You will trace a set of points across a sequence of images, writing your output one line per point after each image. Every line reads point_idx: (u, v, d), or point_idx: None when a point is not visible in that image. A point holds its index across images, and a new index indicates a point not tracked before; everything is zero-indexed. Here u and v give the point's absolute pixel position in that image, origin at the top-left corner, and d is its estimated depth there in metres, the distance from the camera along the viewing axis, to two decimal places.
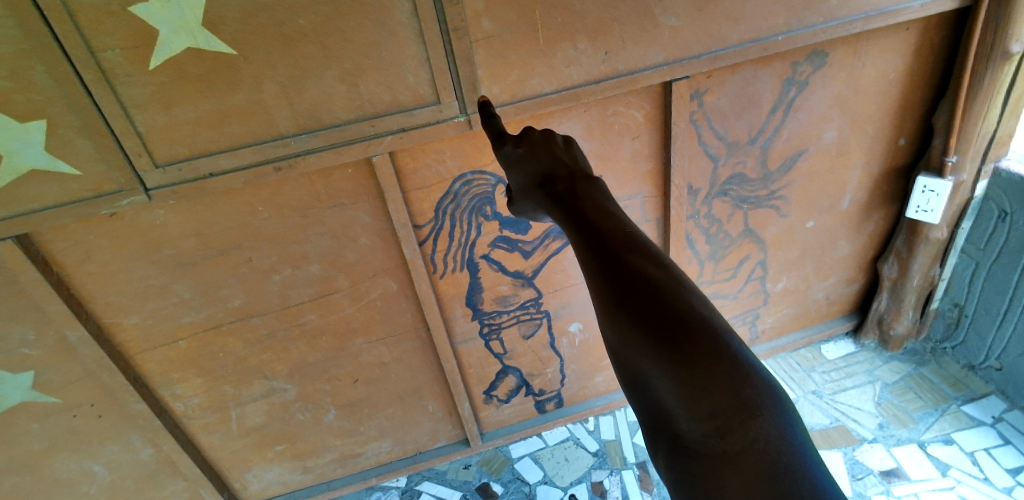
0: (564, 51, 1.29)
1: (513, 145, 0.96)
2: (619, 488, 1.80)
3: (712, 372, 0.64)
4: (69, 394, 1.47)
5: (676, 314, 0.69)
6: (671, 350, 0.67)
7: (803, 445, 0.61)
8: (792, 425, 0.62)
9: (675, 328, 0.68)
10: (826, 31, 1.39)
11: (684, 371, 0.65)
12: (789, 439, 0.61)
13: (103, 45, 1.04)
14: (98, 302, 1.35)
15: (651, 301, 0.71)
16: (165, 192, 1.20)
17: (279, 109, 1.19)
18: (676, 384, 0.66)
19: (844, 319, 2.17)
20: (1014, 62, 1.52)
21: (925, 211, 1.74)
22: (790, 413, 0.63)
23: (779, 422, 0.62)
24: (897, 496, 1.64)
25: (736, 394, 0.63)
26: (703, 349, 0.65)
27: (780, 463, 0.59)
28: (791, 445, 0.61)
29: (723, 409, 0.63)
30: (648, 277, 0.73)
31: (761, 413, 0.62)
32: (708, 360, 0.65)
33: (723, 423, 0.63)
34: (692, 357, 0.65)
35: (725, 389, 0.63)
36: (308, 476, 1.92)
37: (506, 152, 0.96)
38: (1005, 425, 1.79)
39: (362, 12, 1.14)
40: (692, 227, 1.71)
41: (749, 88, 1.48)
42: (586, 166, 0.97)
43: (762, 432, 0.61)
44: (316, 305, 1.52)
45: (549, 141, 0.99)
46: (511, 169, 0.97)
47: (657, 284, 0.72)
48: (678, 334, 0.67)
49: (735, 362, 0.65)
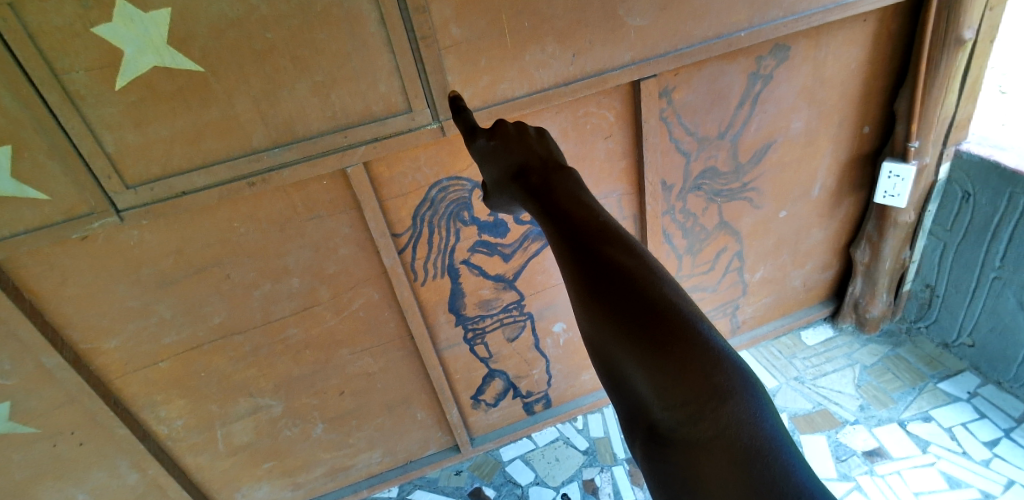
0: (533, 54, 1.31)
1: (484, 138, 0.99)
2: (611, 484, 1.81)
3: (683, 359, 0.65)
4: (49, 422, 1.43)
5: (648, 303, 0.70)
6: (643, 339, 0.68)
7: (775, 429, 0.62)
8: (764, 410, 0.63)
9: (647, 317, 0.69)
10: (788, 25, 1.42)
11: (657, 359, 0.66)
12: (761, 424, 0.62)
13: (68, 66, 1.02)
14: (76, 326, 1.33)
15: (624, 290, 0.72)
16: (139, 212, 1.18)
17: (251, 123, 1.18)
18: (650, 373, 0.67)
19: (822, 304, 2.22)
20: (966, 48, 1.58)
21: (892, 195, 1.79)
22: (763, 399, 0.64)
23: (751, 407, 0.63)
24: (880, 475, 1.68)
25: (707, 380, 0.64)
26: (675, 338, 0.67)
27: (752, 448, 0.60)
28: (762, 430, 0.62)
29: (696, 395, 0.64)
30: (620, 266, 0.74)
31: (732, 399, 0.63)
32: (680, 348, 0.66)
33: (696, 410, 0.64)
34: (665, 346, 0.66)
35: (697, 375, 0.64)
36: (298, 492, 1.90)
37: (478, 145, 0.99)
38: (980, 399, 1.84)
39: (330, 23, 1.14)
40: (669, 222, 1.73)
41: (717, 83, 1.51)
42: (559, 155, 0.98)
43: (733, 417, 0.62)
44: (298, 319, 1.51)
45: (520, 131, 1.01)
46: (483, 161, 0.99)
47: (629, 273, 0.73)
48: (651, 323, 0.68)
49: (707, 349, 0.66)
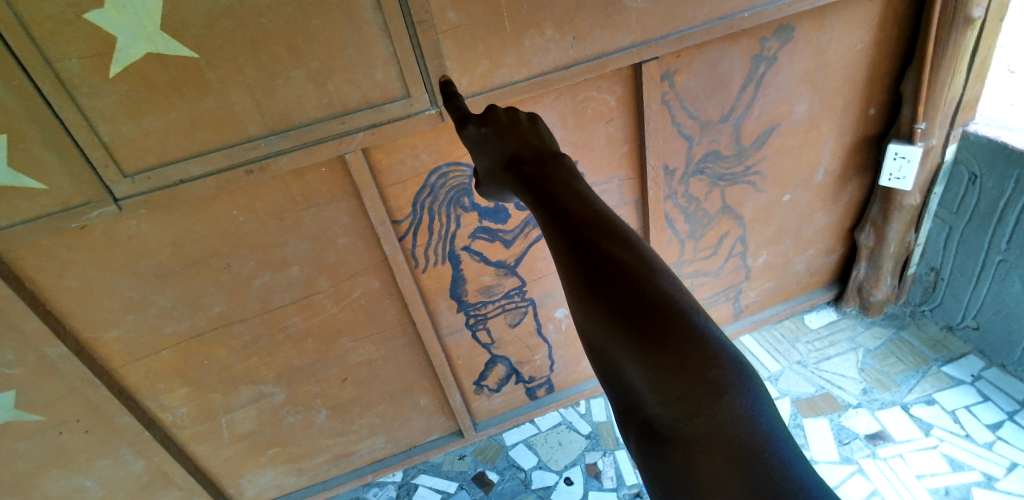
0: (531, 39, 1.29)
1: (476, 126, 0.97)
2: (613, 468, 1.83)
3: (680, 354, 0.64)
4: (54, 411, 1.45)
5: (643, 297, 0.69)
6: (638, 334, 0.67)
7: (769, 423, 0.63)
8: (758, 405, 0.63)
9: (642, 311, 0.68)
10: (791, 6, 1.40)
11: (653, 354, 0.65)
12: (755, 419, 0.62)
13: (61, 55, 1.01)
14: (78, 317, 1.33)
15: (619, 284, 0.71)
16: (136, 202, 1.18)
17: (247, 113, 1.17)
18: (645, 368, 0.66)
19: (825, 289, 2.21)
20: (975, 27, 1.54)
21: (897, 178, 1.77)
22: (757, 394, 0.64)
23: (747, 403, 0.63)
24: (882, 458, 1.68)
25: (704, 376, 0.63)
26: (671, 333, 0.66)
27: (748, 444, 0.61)
28: (757, 425, 0.62)
29: (693, 392, 0.63)
30: (615, 259, 0.73)
31: (727, 395, 0.63)
32: (677, 344, 0.65)
33: (692, 407, 0.63)
34: (661, 342, 0.65)
35: (693, 372, 0.64)
36: (303, 477, 1.93)
37: (470, 133, 0.97)
38: (984, 383, 1.84)
39: (324, 9, 1.12)
40: (670, 208, 1.72)
41: (719, 67, 1.48)
42: (552, 144, 0.97)
43: (729, 413, 0.62)
44: (299, 308, 1.51)
45: (513, 121, 1.00)
46: (476, 151, 0.98)
47: (624, 266, 0.72)
48: (647, 317, 0.67)
49: (704, 344, 0.65)
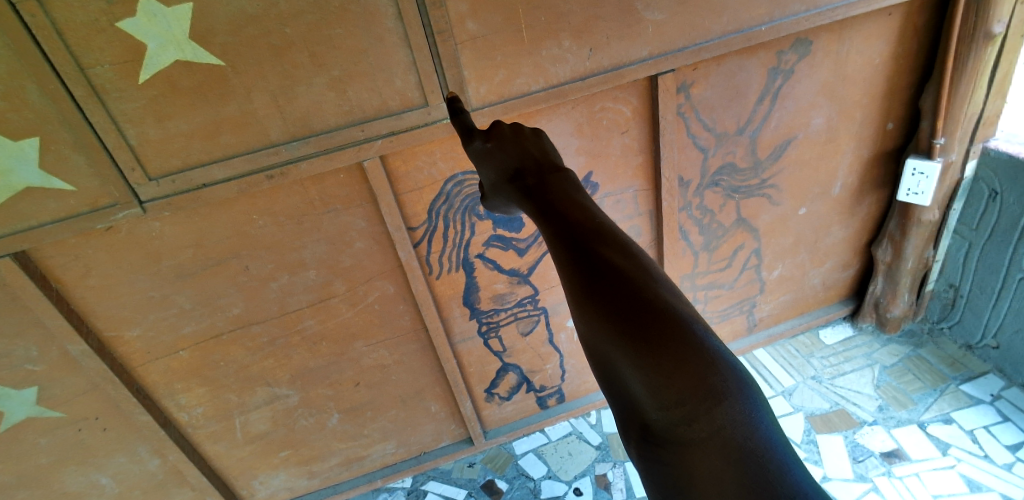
0: (549, 49, 1.30)
1: (482, 141, 0.98)
2: (623, 480, 1.81)
3: (678, 358, 0.65)
4: (74, 407, 1.48)
5: (642, 302, 0.69)
6: (637, 339, 0.67)
7: (768, 429, 0.62)
8: (757, 412, 0.63)
9: (641, 316, 0.68)
10: (809, 19, 1.40)
11: (651, 358, 0.66)
12: (754, 425, 0.62)
13: (93, 61, 1.05)
14: (100, 316, 1.36)
15: (618, 291, 0.71)
16: (160, 204, 1.21)
17: (270, 117, 1.20)
18: (643, 372, 0.66)
19: (841, 304, 2.19)
20: (996, 42, 1.53)
21: (915, 193, 1.75)
22: (756, 400, 0.64)
23: (745, 408, 0.62)
24: (897, 477, 1.65)
25: (702, 380, 0.63)
26: (669, 339, 0.66)
27: (746, 449, 0.60)
28: (756, 430, 0.61)
29: (690, 395, 0.63)
30: (614, 266, 0.73)
31: (726, 399, 0.62)
32: (675, 348, 0.65)
33: (690, 410, 0.63)
34: (658, 345, 0.66)
35: (692, 374, 0.64)
36: (314, 480, 1.94)
37: (475, 146, 0.97)
38: (1003, 403, 1.80)
39: (346, 18, 1.14)
40: (685, 219, 1.72)
41: (735, 78, 1.48)
42: (555, 156, 0.98)
43: (727, 418, 0.62)
44: (314, 311, 1.53)
45: (517, 132, 1.02)
46: (479, 161, 0.98)
47: (623, 274, 0.72)
48: (644, 323, 0.68)
49: (702, 348, 0.65)
